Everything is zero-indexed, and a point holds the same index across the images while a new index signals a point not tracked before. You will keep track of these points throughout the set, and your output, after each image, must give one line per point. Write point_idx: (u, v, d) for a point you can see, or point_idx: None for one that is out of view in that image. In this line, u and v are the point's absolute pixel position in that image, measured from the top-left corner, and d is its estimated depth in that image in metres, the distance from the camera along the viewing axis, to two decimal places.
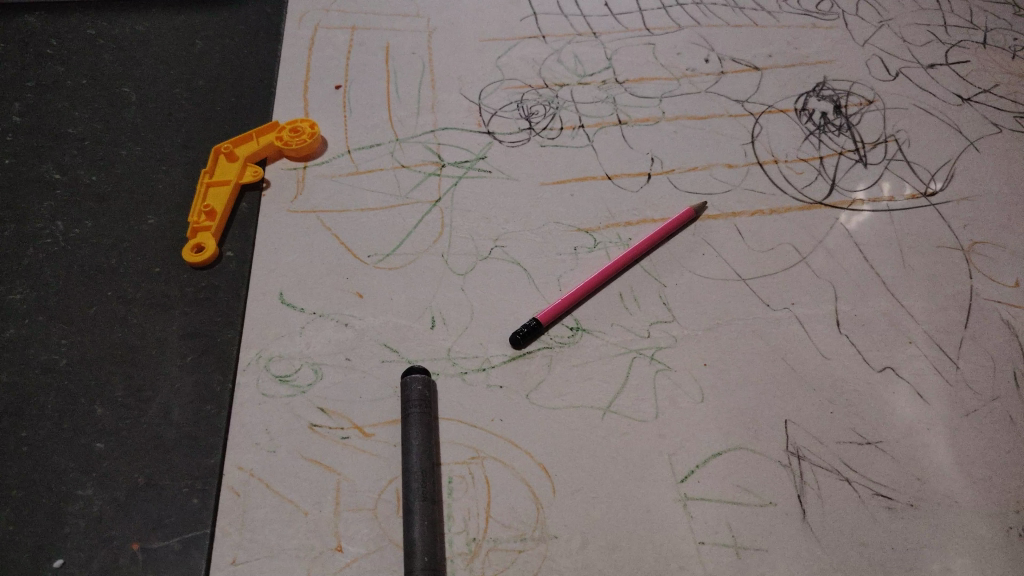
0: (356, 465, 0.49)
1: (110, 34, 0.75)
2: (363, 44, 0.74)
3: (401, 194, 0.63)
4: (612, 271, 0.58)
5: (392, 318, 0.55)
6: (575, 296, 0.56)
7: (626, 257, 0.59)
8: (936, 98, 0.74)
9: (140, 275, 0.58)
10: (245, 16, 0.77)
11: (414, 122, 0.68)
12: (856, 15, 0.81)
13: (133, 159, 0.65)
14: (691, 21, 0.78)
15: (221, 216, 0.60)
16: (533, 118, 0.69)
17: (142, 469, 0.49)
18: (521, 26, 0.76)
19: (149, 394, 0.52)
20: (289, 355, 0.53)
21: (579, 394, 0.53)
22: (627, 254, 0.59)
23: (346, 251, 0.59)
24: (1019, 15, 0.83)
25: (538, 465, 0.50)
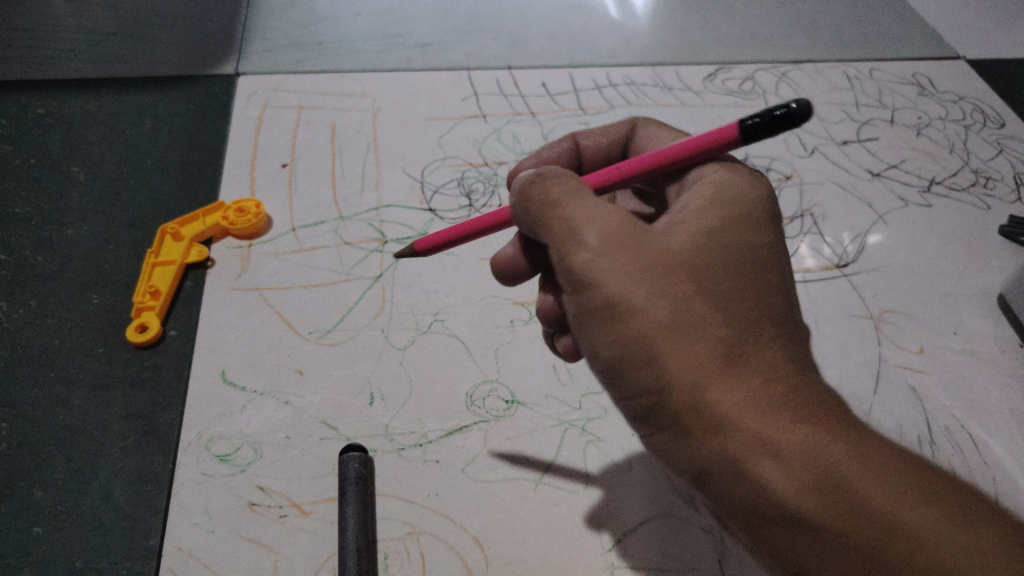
0: (294, 543, 0.50)
1: (60, 113, 0.77)
2: (310, 123, 0.77)
3: (344, 271, 0.65)
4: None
5: (331, 395, 0.57)
6: (676, 165, 0.45)
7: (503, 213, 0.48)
8: (848, 174, 0.80)
9: (83, 355, 0.59)
10: (194, 95, 0.79)
11: (357, 199, 0.71)
12: (775, 96, 0.88)
13: (79, 240, 0.66)
14: (623, 101, 0.84)
15: (166, 296, 0.61)
16: (472, 195, 0.73)
17: (80, 553, 0.49)
18: (462, 106, 0.81)
19: (89, 476, 0.53)
20: (229, 435, 0.55)
21: (513, 467, 0.55)
22: (596, 177, 0.47)
23: (288, 329, 0.61)
24: (923, 95, 0.91)
25: (471, 539, 0.51)
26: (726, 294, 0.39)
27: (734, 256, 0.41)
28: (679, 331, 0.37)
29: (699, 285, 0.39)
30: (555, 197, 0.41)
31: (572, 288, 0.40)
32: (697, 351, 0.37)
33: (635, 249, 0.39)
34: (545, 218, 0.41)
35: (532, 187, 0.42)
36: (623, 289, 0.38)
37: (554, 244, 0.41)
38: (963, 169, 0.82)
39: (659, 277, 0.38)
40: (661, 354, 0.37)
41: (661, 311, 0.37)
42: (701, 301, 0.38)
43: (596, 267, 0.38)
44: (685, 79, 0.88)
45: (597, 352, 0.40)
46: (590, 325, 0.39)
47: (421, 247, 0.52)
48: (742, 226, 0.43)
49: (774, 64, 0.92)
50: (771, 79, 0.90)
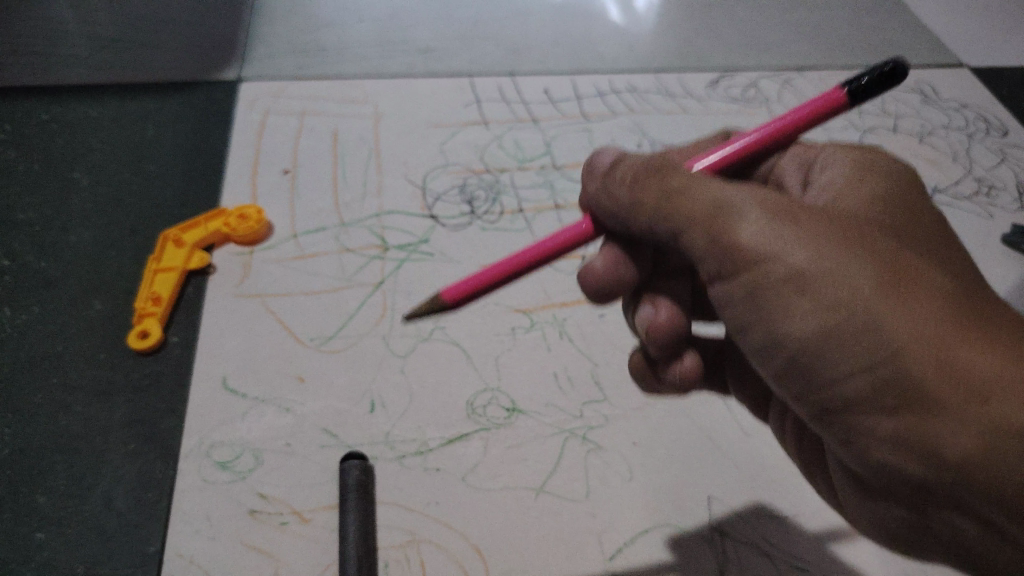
0: (294, 551, 0.50)
1: (64, 119, 0.77)
2: (312, 129, 0.77)
3: (345, 278, 0.65)
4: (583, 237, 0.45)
5: (332, 402, 0.57)
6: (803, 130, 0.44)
7: (550, 246, 0.44)
8: None
9: (85, 361, 0.59)
10: (197, 100, 0.80)
11: (359, 206, 0.71)
12: (778, 103, 0.88)
13: (82, 246, 0.66)
14: (625, 108, 0.84)
15: (167, 302, 0.61)
16: (474, 202, 0.72)
17: (81, 559, 0.49)
18: (464, 113, 0.81)
19: (91, 482, 0.53)
20: (230, 442, 0.55)
21: (513, 476, 0.55)
22: (702, 165, 0.44)
23: (289, 336, 0.61)
24: (926, 103, 0.91)
25: (471, 548, 0.51)
26: (910, 246, 0.38)
27: (897, 216, 0.40)
28: (890, 280, 0.35)
29: (885, 236, 0.37)
30: (694, 183, 0.40)
31: (751, 270, 0.37)
32: (916, 297, 0.34)
33: (810, 212, 0.37)
34: (684, 207, 0.39)
35: (655, 183, 0.41)
36: (818, 251, 0.36)
37: (706, 230, 0.38)
38: (966, 178, 0.82)
39: (847, 231, 0.36)
40: (877, 310, 0.34)
41: (865, 265, 0.35)
42: (906, 251, 0.36)
43: (777, 237, 0.36)
44: (688, 86, 0.88)
45: (798, 336, 0.36)
46: (788, 303, 0.36)
47: (450, 297, 0.43)
48: (888, 189, 0.43)
49: (777, 71, 0.92)
50: (774, 86, 0.90)
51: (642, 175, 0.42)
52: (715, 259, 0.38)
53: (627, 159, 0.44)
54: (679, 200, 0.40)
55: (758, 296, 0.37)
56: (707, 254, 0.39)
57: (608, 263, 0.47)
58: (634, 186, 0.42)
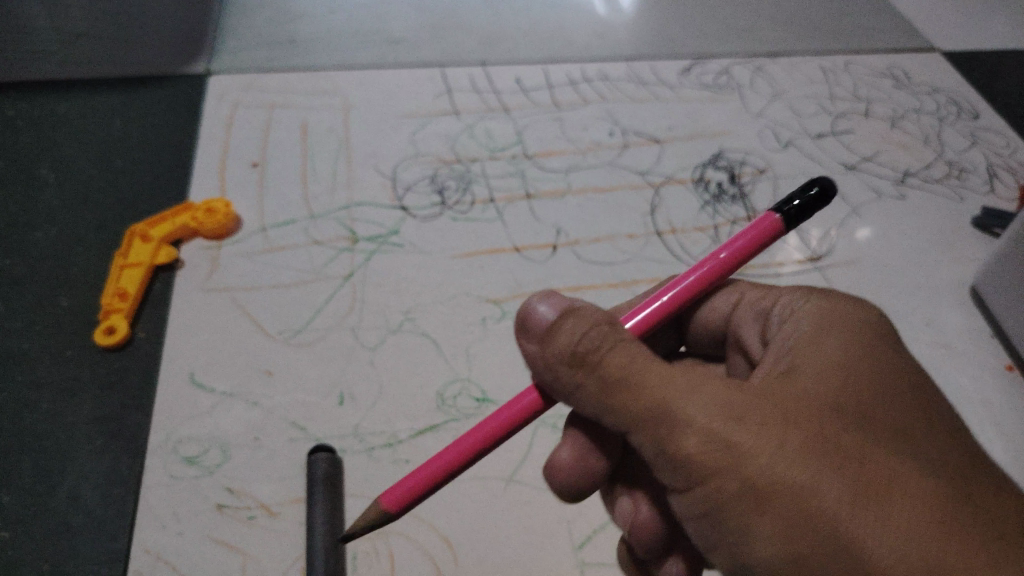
0: (262, 545, 0.50)
1: (29, 115, 0.76)
2: (281, 122, 0.77)
3: (315, 271, 0.65)
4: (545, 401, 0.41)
5: (301, 395, 0.57)
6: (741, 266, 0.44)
7: (506, 422, 0.40)
8: (823, 168, 0.80)
9: (51, 359, 0.58)
10: (165, 94, 0.79)
11: (329, 198, 0.70)
12: (751, 89, 0.88)
13: (48, 243, 0.66)
14: (598, 96, 0.84)
15: (134, 298, 0.61)
16: (445, 192, 0.72)
17: (47, 557, 0.49)
18: (435, 103, 0.80)
19: (57, 480, 0.52)
20: (197, 437, 0.54)
21: (483, 465, 0.55)
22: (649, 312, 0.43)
23: (258, 330, 0.60)
24: (898, 87, 0.91)
25: (440, 538, 0.51)
26: (874, 424, 0.35)
27: (855, 373, 0.38)
28: (860, 496, 0.32)
29: (847, 428, 0.35)
30: (632, 370, 0.35)
31: (710, 486, 0.34)
32: (890, 512, 0.32)
33: (764, 415, 0.34)
34: (627, 406, 0.35)
35: (590, 374, 0.36)
36: (781, 470, 0.33)
37: (656, 442, 0.35)
38: (937, 161, 0.82)
39: (808, 439, 0.34)
40: (853, 528, 0.32)
41: (834, 481, 0.32)
42: (839, 431, 0.34)
43: (735, 455, 0.33)
44: (660, 74, 0.88)
45: (767, 560, 0.34)
46: (753, 526, 0.33)
47: (392, 504, 0.39)
48: (850, 340, 0.40)
49: (750, 58, 0.92)
50: (747, 73, 0.90)
51: (574, 336, 0.36)
52: (670, 467, 0.35)
53: (552, 305, 0.38)
54: (619, 400, 0.35)
55: (721, 518, 0.34)
56: (661, 461, 0.35)
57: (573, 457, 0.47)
58: (563, 362, 0.37)
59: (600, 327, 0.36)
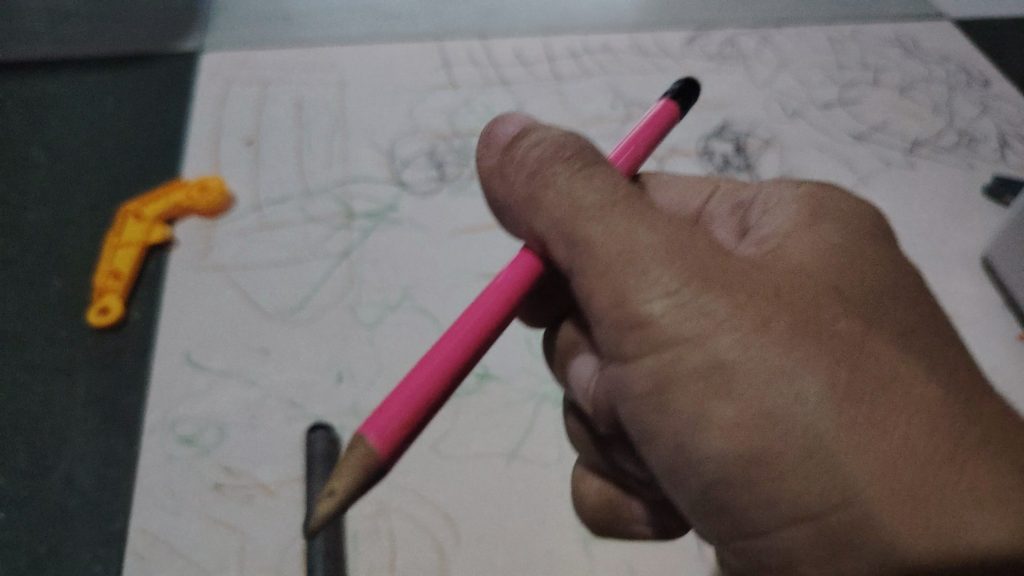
0: (261, 524, 0.49)
1: (20, 96, 0.75)
2: (276, 98, 0.75)
3: (311, 248, 0.64)
4: (528, 280, 0.36)
5: (298, 374, 0.56)
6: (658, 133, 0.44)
7: (491, 310, 0.34)
8: (830, 138, 0.79)
9: (45, 339, 0.58)
10: (157, 72, 0.78)
11: (325, 174, 0.69)
12: (756, 59, 0.86)
13: (40, 223, 0.65)
14: (599, 68, 0.82)
15: (127, 278, 0.60)
16: (444, 167, 0.71)
17: (44, 539, 0.49)
18: (433, 77, 0.79)
19: (52, 461, 0.52)
20: (194, 416, 0.54)
21: (485, 442, 0.54)
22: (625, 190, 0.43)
23: (254, 308, 0.59)
24: (907, 55, 0.89)
25: (442, 515, 0.51)
26: (872, 326, 0.32)
27: (849, 269, 0.34)
28: (841, 396, 0.28)
29: (831, 317, 0.31)
30: (603, 212, 0.32)
31: (668, 355, 0.30)
32: (876, 416, 0.28)
33: (748, 287, 0.30)
34: (591, 247, 0.32)
35: (558, 206, 0.33)
36: (756, 347, 0.29)
37: (614, 295, 0.31)
38: (947, 130, 0.80)
39: (793, 321, 0.30)
40: (821, 417, 0.28)
41: (819, 370, 0.29)
42: (826, 319, 0.30)
43: (705, 321, 0.29)
44: (663, 45, 0.86)
45: (712, 450, 0.29)
46: (707, 411, 0.29)
47: (383, 442, 0.30)
48: (846, 241, 0.37)
49: (756, 27, 0.90)
50: (752, 43, 0.88)
51: (550, 172, 0.34)
52: (624, 330, 0.31)
53: (520, 121, 0.38)
54: (585, 237, 0.32)
55: (668, 398, 0.30)
56: (614, 323, 0.31)
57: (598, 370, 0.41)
58: (538, 189, 0.34)
59: (576, 165, 0.34)
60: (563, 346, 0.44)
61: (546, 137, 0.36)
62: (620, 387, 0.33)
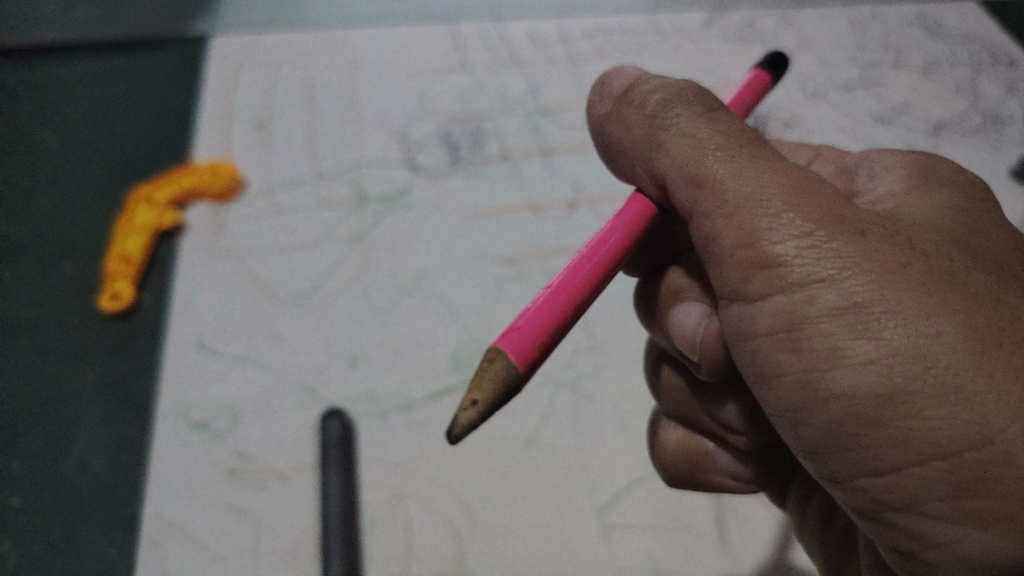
0: (276, 511, 0.49)
1: (30, 81, 0.74)
2: (287, 81, 0.74)
3: (324, 232, 0.63)
4: (644, 221, 0.37)
5: (312, 359, 0.55)
6: None
7: (617, 244, 0.35)
8: (851, 121, 0.77)
9: (57, 324, 0.57)
10: (168, 55, 0.77)
11: (338, 158, 0.68)
12: (775, 40, 0.84)
13: (52, 208, 0.64)
14: (615, 50, 0.80)
15: (138, 264, 0.59)
16: (458, 150, 0.70)
17: (58, 524, 0.48)
18: (446, 60, 0.77)
19: (65, 447, 0.51)
20: (207, 402, 0.53)
21: (501, 428, 0.53)
22: None
23: (267, 293, 0.59)
24: (930, 36, 0.87)
25: (458, 501, 0.50)
26: (1009, 277, 0.31)
27: (976, 226, 0.34)
28: (982, 337, 0.28)
29: (969, 267, 0.30)
30: (728, 153, 0.32)
31: (799, 293, 0.30)
32: (1021, 359, 0.27)
33: (881, 230, 0.30)
34: (718, 187, 0.32)
35: (680, 146, 0.34)
36: (891, 287, 0.28)
37: (741, 233, 0.31)
38: (971, 112, 0.79)
39: (930, 266, 0.29)
40: (963, 358, 0.27)
41: (959, 312, 0.28)
42: (963, 268, 0.30)
43: (837, 260, 0.29)
44: (680, 26, 0.84)
45: (844, 389, 0.29)
46: (840, 349, 0.29)
47: (522, 361, 0.30)
48: (966, 198, 0.36)
49: (775, 7, 0.88)
50: (771, 24, 0.86)
51: (669, 113, 0.35)
52: (751, 269, 0.31)
53: (633, 72, 0.39)
54: (710, 177, 0.32)
55: (797, 336, 0.30)
56: (740, 262, 0.31)
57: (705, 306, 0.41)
58: (656, 131, 0.35)
59: (693, 107, 0.34)
60: (669, 292, 0.43)
61: (665, 82, 0.36)
62: (744, 329, 0.33)
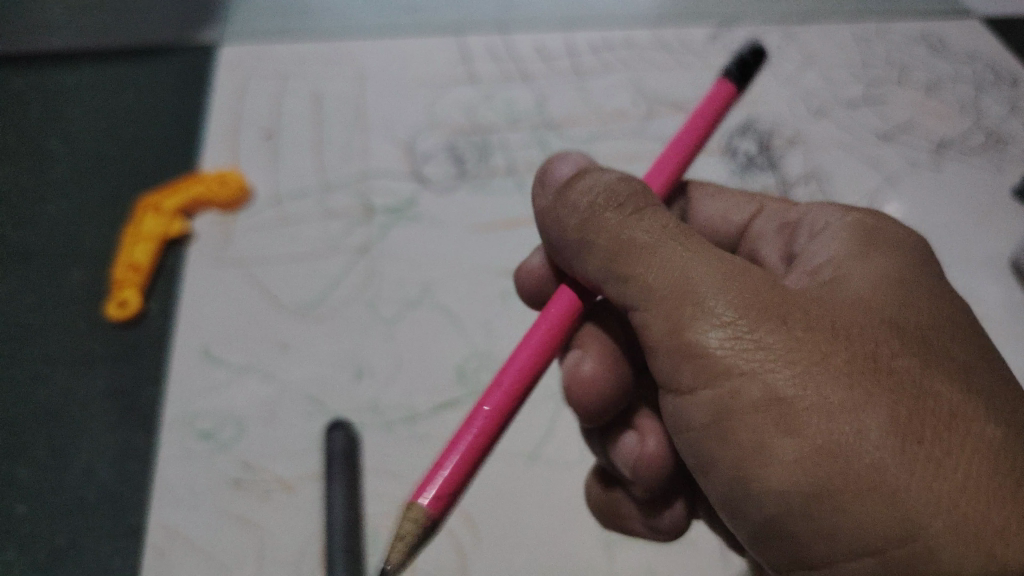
0: (280, 521, 0.49)
1: (39, 88, 0.75)
2: (295, 91, 0.75)
3: (330, 243, 0.63)
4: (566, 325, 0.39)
5: (317, 369, 0.56)
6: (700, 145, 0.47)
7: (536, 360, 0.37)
8: (855, 138, 0.77)
9: (63, 332, 0.57)
10: (176, 64, 0.77)
11: (345, 169, 0.69)
12: (779, 56, 0.85)
13: (60, 215, 0.65)
14: (621, 65, 0.81)
15: (146, 272, 0.60)
16: (464, 162, 0.70)
17: (64, 532, 0.49)
18: (453, 72, 0.78)
19: (71, 454, 0.52)
20: (213, 411, 0.53)
21: (505, 441, 0.53)
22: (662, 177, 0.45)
23: (272, 303, 0.59)
24: (933, 54, 0.87)
25: (461, 514, 0.50)
26: (935, 354, 0.32)
27: (908, 294, 0.35)
28: (901, 430, 0.30)
29: (895, 351, 0.32)
30: (653, 248, 0.34)
31: (725, 388, 0.32)
32: (933, 452, 0.29)
33: (803, 318, 0.32)
34: (647, 284, 0.34)
35: (609, 239, 0.36)
36: (812, 382, 0.30)
37: (670, 325, 0.33)
38: (974, 130, 0.79)
39: (851, 355, 0.31)
40: (880, 454, 0.29)
41: (876, 404, 0.30)
42: (887, 351, 0.32)
43: (760, 355, 0.31)
44: (686, 41, 0.84)
45: (773, 479, 0.31)
46: (766, 443, 0.31)
47: (436, 503, 0.33)
48: (906, 263, 0.37)
49: (780, 24, 0.88)
50: (776, 40, 0.86)
51: (600, 209, 0.37)
52: (681, 363, 0.33)
53: (574, 160, 0.42)
54: (639, 273, 0.34)
55: (727, 429, 0.32)
56: (671, 356, 0.33)
57: (598, 368, 0.44)
58: (586, 229, 0.37)
59: (620, 202, 0.36)
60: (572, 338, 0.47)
61: (594, 180, 0.38)
62: (681, 416, 0.35)
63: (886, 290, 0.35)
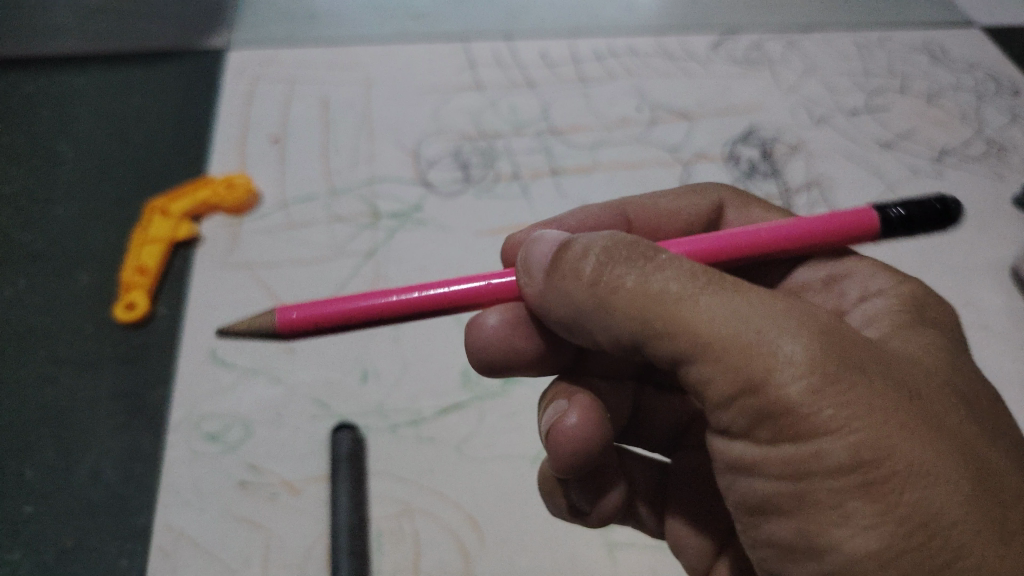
0: (285, 523, 0.49)
1: (47, 91, 0.76)
2: (302, 97, 0.75)
3: (336, 247, 0.63)
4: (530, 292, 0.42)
5: (324, 372, 0.56)
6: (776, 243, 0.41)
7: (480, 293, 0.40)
8: (857, 146, 0.78)
9: (70, 334, 0.58)
10: (183, 68, 0.78)
11: (351, 174, 0.69)
12: (782, 64, 0.85)
13: (68, 218, 0.65)
14: (625, 72, 0.81)
15: (153, 275, 0.60)
16: (469, 168, 0.71)
17: (71, 532, 0.49)
18: (459, 78, 0.79)
19: (78, 455, 0.52)
20: (219, 413, 0.54)
21: (510, 445, 0.54)
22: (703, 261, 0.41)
23: (279, 306, 0.59)
24: (935, 63, 0.88)
25: (466, 517, 0.50)
26: (988, 426, 0.34)
27: (956, 366, 0.37)
28: (974, 499, 0.30)
29: (960, 420, 0.33)
30: (711, 301, 0.33)
31: (808, 446, 0.31)
32: (1003, 523, 0.30)
33: (876, 373, 0.32)
34: (707, 340, 0.32)
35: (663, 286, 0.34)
36: (900, 444, 0.31)
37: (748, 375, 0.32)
38: (976, 139, 0.80)
39: (927, 421, 0.32)
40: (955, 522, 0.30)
41: (951, 466, 0.31)
42: (952, 420, 0.33)
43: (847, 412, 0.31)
44: (690, 48, 0.85)
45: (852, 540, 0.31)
46: (850, 504, 0.31)
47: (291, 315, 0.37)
48: (940, 333, 0.39)
49: (782, 32, 0.89)
50: (778, 48, 0.87)
51: (618, 269, 0.35)
52: (756, 418, 0.32)
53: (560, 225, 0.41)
54: (696, 331, 0.32)
55: (807, 486, 0.32)
56: (746, 411, 0.33)
57: (502, 323, 0.45)
58: (607, 291, 0.35)
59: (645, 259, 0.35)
60: None
61: (592, 243, 0.36)
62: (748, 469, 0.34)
63: (936, 360, 0.36)
